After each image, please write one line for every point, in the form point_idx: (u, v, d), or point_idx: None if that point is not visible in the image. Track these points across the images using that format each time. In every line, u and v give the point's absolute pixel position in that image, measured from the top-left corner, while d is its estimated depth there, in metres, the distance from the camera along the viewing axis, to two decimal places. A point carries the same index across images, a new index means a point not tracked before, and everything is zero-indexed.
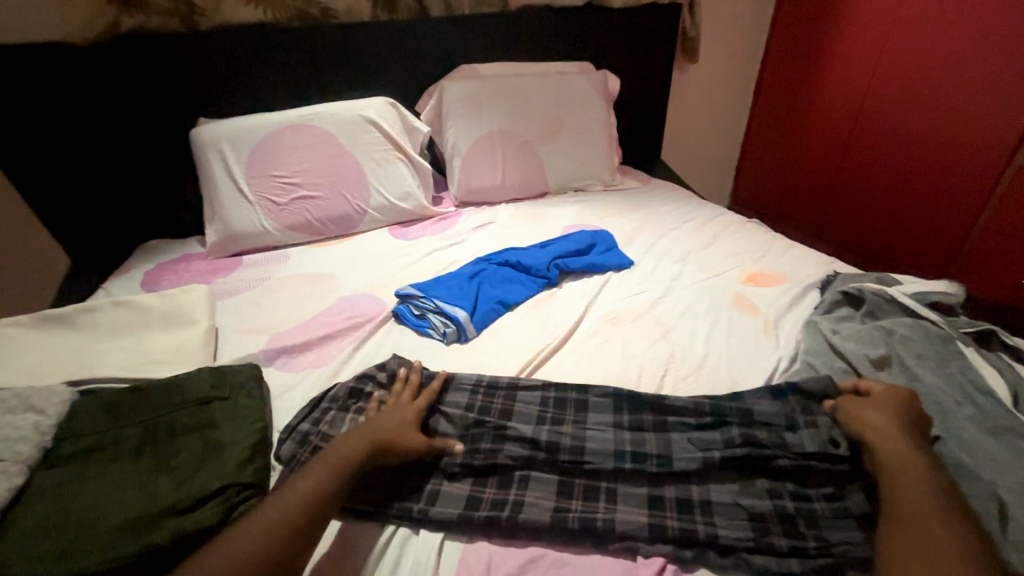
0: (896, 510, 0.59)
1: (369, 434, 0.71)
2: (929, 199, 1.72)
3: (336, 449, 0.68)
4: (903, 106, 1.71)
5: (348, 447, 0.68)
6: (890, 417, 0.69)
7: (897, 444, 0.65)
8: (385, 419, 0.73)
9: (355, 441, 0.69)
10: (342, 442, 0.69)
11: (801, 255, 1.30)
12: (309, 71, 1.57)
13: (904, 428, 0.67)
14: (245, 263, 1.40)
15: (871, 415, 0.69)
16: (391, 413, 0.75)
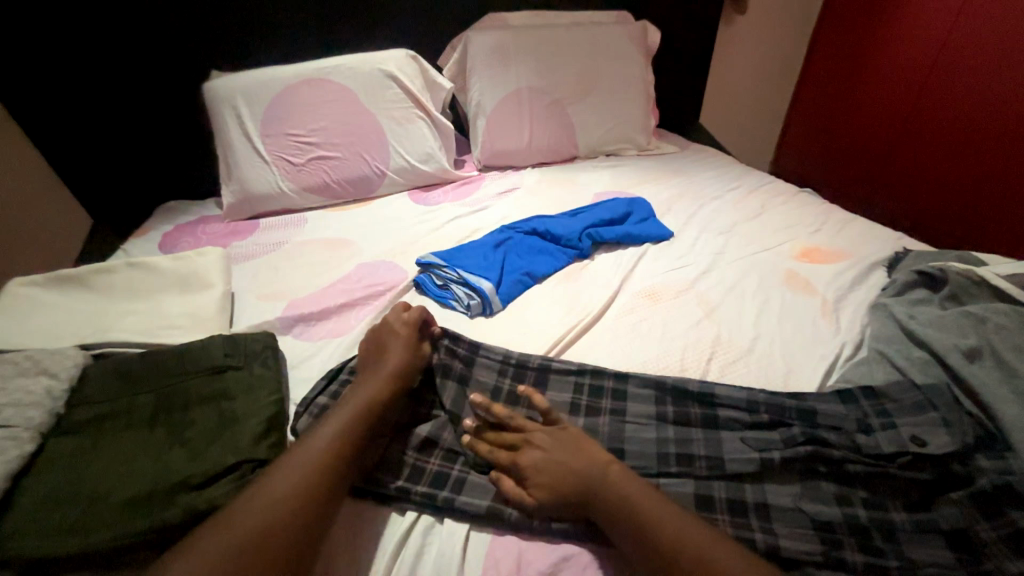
0: (620, 504, 0.56)
1: (388, 376, 0.71)
2: (1008, 159, 1.45)
3: (361, 391, 0.68)
4: (994, 45, 1.43)
5: (366, 388, 0.69)
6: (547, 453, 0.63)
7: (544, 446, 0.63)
8: (396, 358, 0.73)
9: (377, 383, 0.69)
10: (360, 387, 0.69)
11: (863, 229, 1.16)
12: (324, 18, 1.47)
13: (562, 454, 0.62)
14: (262, 227, 1.37)
15: (539, 454, 0.63)
16: (394, 354, 0.74)
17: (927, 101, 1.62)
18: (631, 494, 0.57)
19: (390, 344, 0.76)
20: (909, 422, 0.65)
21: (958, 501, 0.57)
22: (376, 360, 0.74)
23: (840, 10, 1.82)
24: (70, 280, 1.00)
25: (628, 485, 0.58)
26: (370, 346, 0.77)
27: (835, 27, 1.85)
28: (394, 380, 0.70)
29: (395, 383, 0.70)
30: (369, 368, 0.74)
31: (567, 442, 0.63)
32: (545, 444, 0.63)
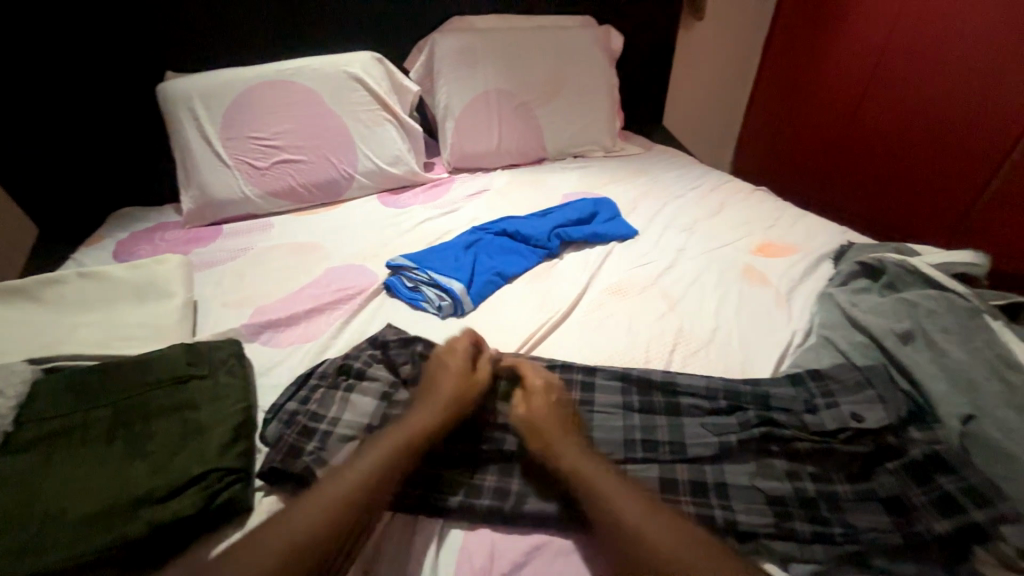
0: (596, 485, 0.58)
1: (435, 413, 0.67)
2: (940, 162, 1.63)
3: (404, 427, 0.64)
4: (929, 58, 1.57)
5: (412, 420, 0.65)
6: (544, 411, 0.68)
7: (568, 445, 0.63)
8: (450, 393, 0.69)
9: (425, 421, 0.65)
10: (410, 420, 0.65)
11: (813, 224, 1.23)
12: (285, 19, 1.44)
13: (561, 420, 0.67)
14: (225, 233, 1.33)
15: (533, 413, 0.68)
16: (447, 385, 0.70)
17: (870, 107, 1.75)
18: (658, 539, 0.52)
19: (443, 373, 0.73)
20: (851, 401, 0.69)
21: (894, 470, 0.61)
22: (427, 391, 0.70)
23: (788, 18, 1.92)
24: (14, 292, 0.94)
25: (631, 499, 0.56)
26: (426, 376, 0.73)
27: (783, 34, 1.95)
28: (443, 417, 0.66)
29: (445, 422, 0.66)
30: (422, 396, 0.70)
31: (558, 412, 0.68)
32: (541, 406, 0.68)
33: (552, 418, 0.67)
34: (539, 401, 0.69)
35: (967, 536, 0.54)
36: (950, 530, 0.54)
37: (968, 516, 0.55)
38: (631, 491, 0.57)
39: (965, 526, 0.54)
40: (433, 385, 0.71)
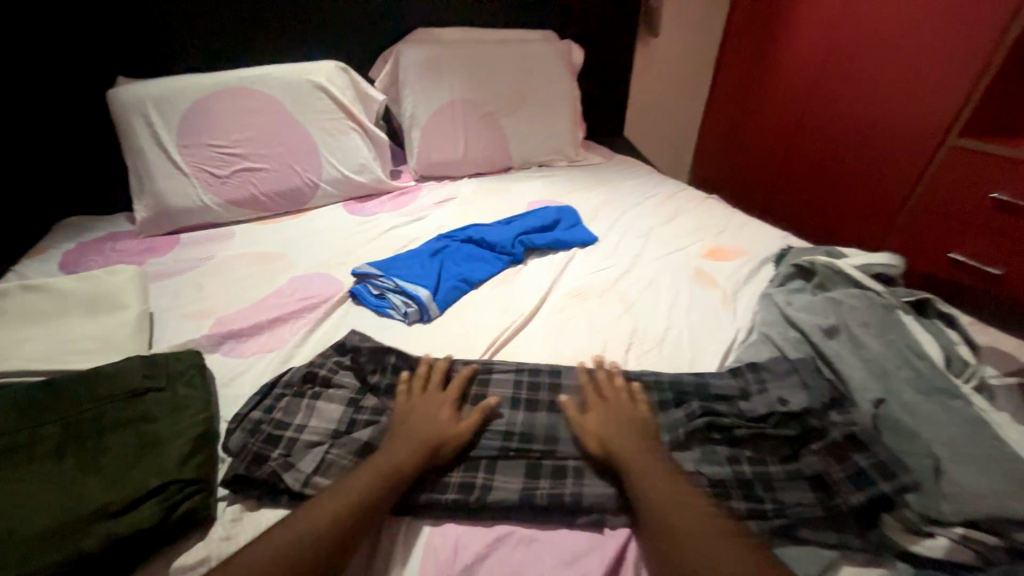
0: (648, 480, 0.61)
1: (412, 443, 0.66)
2: (868, 174, 1.85)
3: (382, 459, 0.64)
4: (851, 83, 1.82)
5: (389, 451, 0.65)
6: (608, 418, 0.70)
7: (632, 451, 0.65)
8: (428, 423, 0.69)
9: (401, 451, 0.65)
10: (387, 451, 0.65)
11: (758, 230, 1.33)
12: (249, 28, 1.47)
13: (626, 425, 0.69)
14: (183, 242, 1.30)
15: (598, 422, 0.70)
16: (424, 414, 0.71)
17: (809, 125, 1.98)
18: (692, 527, 0.55)
19: (420, 402, 0.74)
20: (783, 390, 0.76)
21: (817, 450, 0.67)
22: (404, 421, 0.70)
23: (733, 47, 2.19)
24: None
25: (678, 496, 0.59)
26: (403, 408, 0.73)
27: (730, 60, 2.21)
28: (421, 448, 0.66)
29: (422, 453, 0.66)
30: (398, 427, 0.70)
31: (624, 416, 0.70)
32: (605, 414, 0.71)
33: (620, 429, 0.68)
34: (604, 409, 0.72)
35: (877, 506, 0.61)
36: (863, 501, 0.60)
37: (879, 488, 0.61)
38: (678, 501, 0.58)
39: (877, 497, 0.60)
40: (410, 420, 0.71)
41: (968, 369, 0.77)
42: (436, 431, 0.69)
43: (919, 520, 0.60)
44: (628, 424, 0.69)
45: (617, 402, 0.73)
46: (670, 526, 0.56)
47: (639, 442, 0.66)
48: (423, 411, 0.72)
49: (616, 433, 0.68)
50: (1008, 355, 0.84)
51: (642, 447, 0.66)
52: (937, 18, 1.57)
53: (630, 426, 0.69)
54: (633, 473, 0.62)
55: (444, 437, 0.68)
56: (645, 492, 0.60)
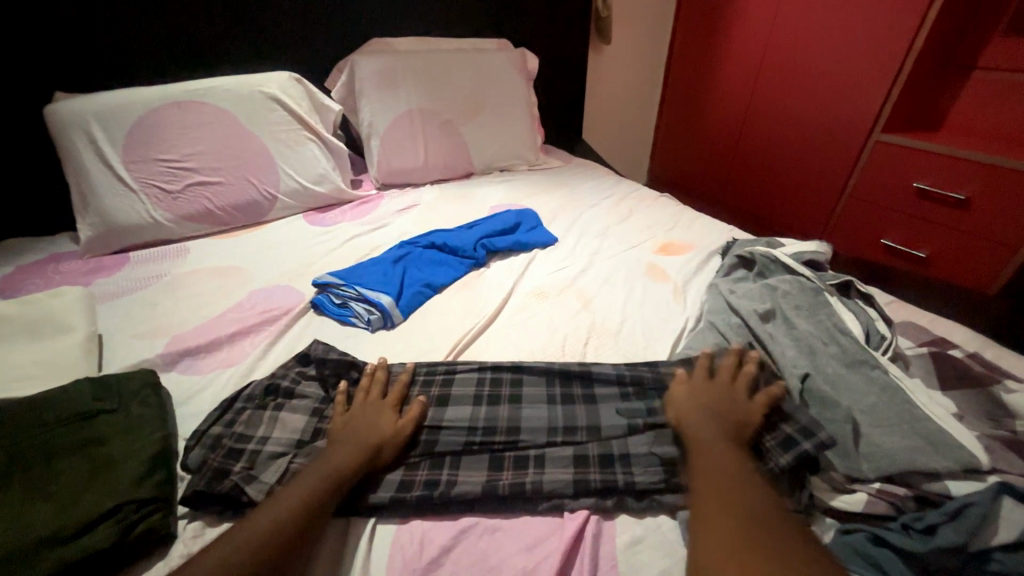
0: (713, 445, 0.65)
1: (354, 445, 0.68)
2: (806, 169, 2.04)
3: (325, 461, 0.66)
4: (785, 87, 2.01)
5: (330, 454, 0.67)
6: (697, 394, 0.74)
7: (707, 431, 0.67)
8: (368, 426, 0.72)
9: (343, 454, 0.67)
10: (329, 455, 0.67)
11: (706, 224, 1.42)
12: (197, 41, 1.45)
13: (716, 399, 0.73)
14: (133, 260, 1.26)
15: (684, 397, 0.74)
16: (364, 418, 0.73)
17: (755, 129, 2.18)
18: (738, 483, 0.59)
19: (359, 406, 0.76)
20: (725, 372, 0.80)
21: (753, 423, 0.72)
22: (343, 427, 0.72)
23: (680, 57, 2.39)
24: None
25: (731, 461, 0.62)
26: (340, 417, 0.75)
27: (679, 68, 2.41)
28: (365, 450, 0.68)
29: (364, 454, 0.68)
30: (337, 431, 0.72)
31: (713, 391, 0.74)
32: (693, 391, 0.75)
33: (704, 411, 0.70)
34: (695, 384, 0.76)
35: (804, 468, 0.67)
36: (790, 463, 0.65)
37: (802, 447, 0.66)
38: (731, 468, 0.61)
39: (801, 455, 0.66)
40: (351, 427, 0.72)
41: (885, 342, 0.85)
42: (377, 435, 0.70)
43: (843, 480, 0.67)
44: (714, 408, 0.71)
45: (715, 386, 0.75)
46: (714, 478, 0.60)
47: (715, 425, 0.68)
48: (364, 414, 0.74)
49: (700, 415, 0.70)
50: (922, 328, 0.93)
51: (716, 429, 0.68)
52: (852, 26, 1.75)
53: (716, 410, 0.71)
54: (698, 440, 0.67)
55: (386, 440, 0.70)
56: (699, 454, 0.64)
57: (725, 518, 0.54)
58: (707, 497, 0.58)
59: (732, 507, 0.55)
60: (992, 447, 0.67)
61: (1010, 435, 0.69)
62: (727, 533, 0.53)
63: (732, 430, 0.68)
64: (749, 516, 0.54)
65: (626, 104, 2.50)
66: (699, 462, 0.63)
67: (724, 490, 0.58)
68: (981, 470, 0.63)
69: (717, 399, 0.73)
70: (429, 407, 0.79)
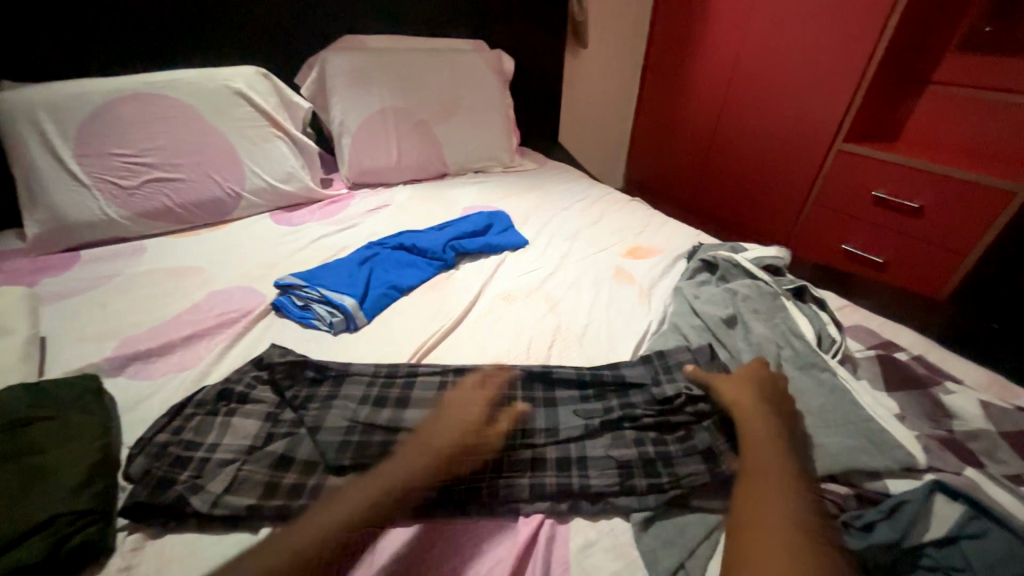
0: (754, 436, 0.67)
1: (429, 447, 0.70)
2: (773, 175, 2.10)
3: (398, 463, 0.68)
4: (755, 95, 2.06)
5: (406, 456, 0.69)
6: (751, 385, 0.75)
7: (756, 421, 0.69)
8: (445, 428, 0.72)
9: (418, 456, 0.68)
10: (405, 456, 0.69)
11: (674, 228, 1.44)
12: (158, 31, 1.41)
13: (764, 393, 0.74)
14: (84, 259, 1.20)
15: (737, 385, 0.75)
16: (454, 420, 0.75)
17: (727, 135, 2.23)
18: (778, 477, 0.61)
19: (450, 407, 0.77)
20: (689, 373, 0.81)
21: (707, 426, 0.73)
22: (430, 427, 0.74)
23: (656, 62, 2.43)
24: None
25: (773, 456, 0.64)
26: (432, 416, 0.76)
27: (655, 73, 2.45)
28: (434, 454, 0.68)
29: (439, 456, 0.68)
30: (421, 431, 0.73)
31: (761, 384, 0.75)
32: (744, 381, 0.76)
33: (756, 402, 0.72)
34: (749, 375, 0.77)
35: None
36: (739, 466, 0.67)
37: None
38: (769, 462, 0.63)
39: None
40: (443, 417, 0.75)
41: (836, 345, 0.88)
42: (467, 428, 0.73)
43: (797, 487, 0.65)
44: (766, 404, 0.72)
45: (764, 382, 0.76)
46: (755, 470, 0.62)
47: (768, 422, 0.69)
48: (453, 417, 0.75)
49: (754, 408, 0.71)
50: (871, 332, 0.97)
51: (767, 426, 0.68)
52: (816, 37, 1.81)
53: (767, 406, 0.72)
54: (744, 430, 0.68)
55: (467, 440, 0.71)
56: (745, 444, 0.66)
57: (766, 513, 0.57)
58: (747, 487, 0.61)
59: (780, 504, 0.57)
60: (930, 446, 0.70)
61: (947, 435, 0.73)
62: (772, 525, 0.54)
63: (779, 426, 0.69)
64: (793, 516, 0.56)
65: (602, 108, 2.53)
66: (749, 456, 0.65)
67: (772, 488, 0.60)
68: (918, 470, 0.66)
69: (767, 397, 0.73)
70: (386, 410, 0.78)
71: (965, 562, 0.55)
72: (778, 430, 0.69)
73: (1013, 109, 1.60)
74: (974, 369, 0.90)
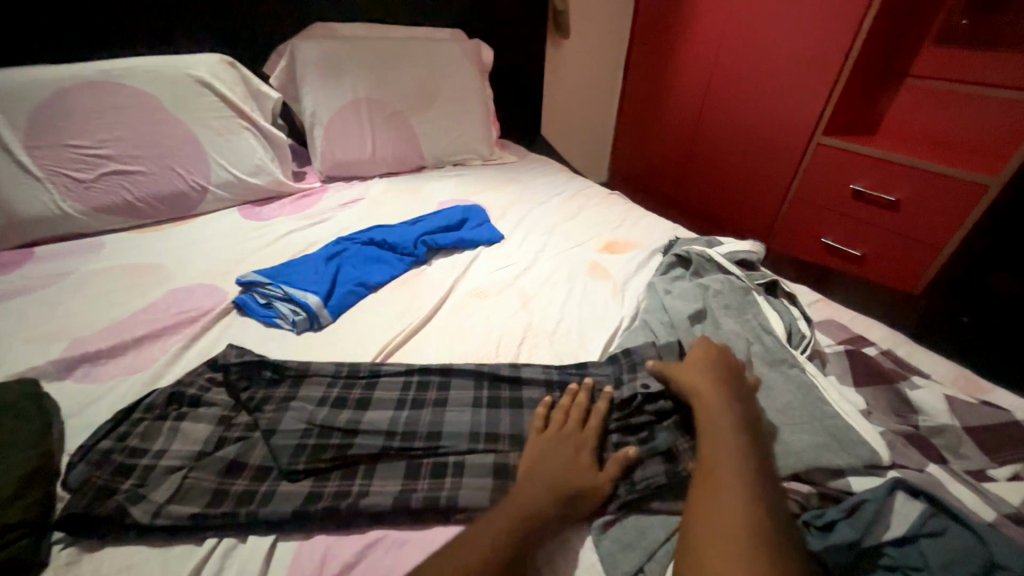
0: (707, 419, 0.65)
1: (546, 488, 0.61)
2: (754, 168, 2.09)
3: (512, 503, 0.58)
4: (736, 87, 2.04)
5: (522, 491, 0.60)
6: (705, 367, 0.73)
7: (711, 404, 0.67)
8: (559, 465, 0.64)
9: (536, 495, 0.59)
10: (521, 494, 0.60)
11: (652, 222, 1.43)
12: (114, 16, 1.34)
13: (718, 373, 0.72)
14: (36, 256, 1.14)
15: (691, 369, 0.74)
16: (565, 454, 0.65)
17: (708, 128, 2.21)
18: (731, 453, 0.59)
19: (553, 437, 0.68)
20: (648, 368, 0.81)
21: (669, 427, 0.72)
22: (537, 460, 0.65)
23: (638, 53, 2.40)
24: None
25: (726, 433, 0.62)
26: (535, 448, 0.67)
27: (638, 64, 2.42)
28: (557, 497, 0.60)
29: (559, 497, 0.60)
30: (531, 465, 0.64)
31: (715, 364, 0.74)
32: (697, 363, 0.74)
33: (711, 383, 0.70)
34: (702, 357, 0.75)
35: None
36: None
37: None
38: (728, 441, 0.61)
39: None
40: (544, 455, 0.65)
41: (805, 340, 0.87)
42: (579, 471, 0.63)
43: None
44: (726, 390, 0.70)
45: (727, 369, 0.74)
46: (708, 450, 0.60)
47: (725, 406, 0.67)
48: (562, 449, 0.66)
49: (714, 395, 0.68)
50: (842, 326, 0.96)
51: (722, 405, 0.67)
52: (796, 28, 1.79)
53: (727, 392, 0.69)
54: (700, 414, 0.66)
55: (580, 480, 0.63)
56: (701, 427, 0.65)
57: (720, 495, 0.54)
58: (703, 468, 0.59)
59: (736, 490, 0.54)
60: (895, 442, 0.70)
61: (911, 430, 0.72)
62: (728, 519, 0.52)
63: (738, 407, 0.67)
64: (748, 503, 0.53)
65: (585, 100, 2.50)
66: (705, 443, 0.62)
67: (728, 472, 0.56)
68: (882, 466, 0.65)
69: (728, 383, 0.71)
70: (344, 412, 0.75)
71: (921, 561, 0.54)
72: (741, 414, 0.66)
73: (987, 104, 1.60)
74: (942, 363, 0.91)
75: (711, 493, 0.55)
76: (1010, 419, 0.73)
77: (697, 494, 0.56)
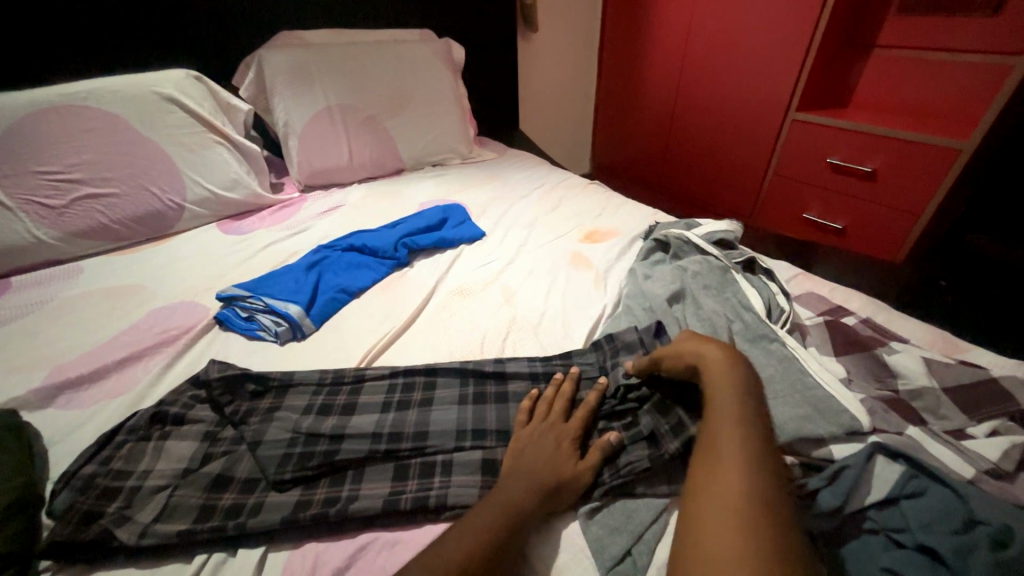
0: (717, 396, 0.63)
1: (530, 482, 0.61)
2: (733, 148, 2.10)
3: (500, 498, 0.59)
4: (711, 67, 2.04)
5: (508, 485, 0.61)
6: (712, 343, 0.71)
7: (724, 383, 0.64)
8: (542, 458, 0.64)
9: (520, 490, 0.60)
10: (505, 489, 0.60)
11: (632, 208, 1.43)
12: (75, 38, 1.32)
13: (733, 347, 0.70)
14: (12, 286, 1.12)
15: (696, 344, 0.72)
16: (547, 446, 0.66)
17: (686, 111, 2.21)
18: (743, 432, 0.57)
19: (537, 431, 0.69)
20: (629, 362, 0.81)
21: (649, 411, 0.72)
22: (523, 455, 0.65)
23: (611, 41, 2.40)
24: None
25: (735, 409, 0.60)
26: (519, 444, 0.67)
27: (612, 52, 2.41)
28: (540, 491, 0.60)
29: (542, 490, 0.60)
30: (521, 460, 0.64)
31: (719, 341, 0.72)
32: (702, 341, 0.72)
33: (726, 359, 0.67)
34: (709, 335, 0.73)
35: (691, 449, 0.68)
36: (678, 448, 0.65)
37: (688, 432, 0.66)
38: (741, 419, 0.59)
39: (688, 440, 0.66)
40: (530, 450, 0.66)
41: (785, 315, 0.88)
42: (561, 465, 0.64)
43: None
44: (732, 358, 0.68)
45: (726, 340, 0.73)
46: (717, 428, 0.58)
47: (738, 380, 0.64)
48: (544, 442, 0.67)
49: (721, 366, 0.66)
50: (822, 298, 0.97)
51: (739, 380, 0.64)
52: (764, 5, 1.79)
53: (732, 358, 0.68)
54: (712, 392, 0.64)
55: (564, 472, 0.63)
56: (712, 405, 0.62)
57: (731, 474, 0.52)
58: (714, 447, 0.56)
59: (731, 459, 0.54)
60: (875, 408, 0.70)
61: (892, 395, 0.73)
62: (722, 487, 0.51)
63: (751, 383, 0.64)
64: (758, 481, 0.51)
65: (561, 91, 2.50)
66: (710, 419, 0.60)
67: (729, 445, 0.55)
68: (863, 432, 0.66)
69: (733, 351, 0.69)
70: (329, 420, 0.75)
71: (903, 522, 0.55)
72: (746, 380, 0.65)
73: (953, 69, 1.62)
74: (921, 328, 0.92)
75: (723, 473, 0.53)
76: (986, 376, 0.74)
77: (706, 475, 0.54)
